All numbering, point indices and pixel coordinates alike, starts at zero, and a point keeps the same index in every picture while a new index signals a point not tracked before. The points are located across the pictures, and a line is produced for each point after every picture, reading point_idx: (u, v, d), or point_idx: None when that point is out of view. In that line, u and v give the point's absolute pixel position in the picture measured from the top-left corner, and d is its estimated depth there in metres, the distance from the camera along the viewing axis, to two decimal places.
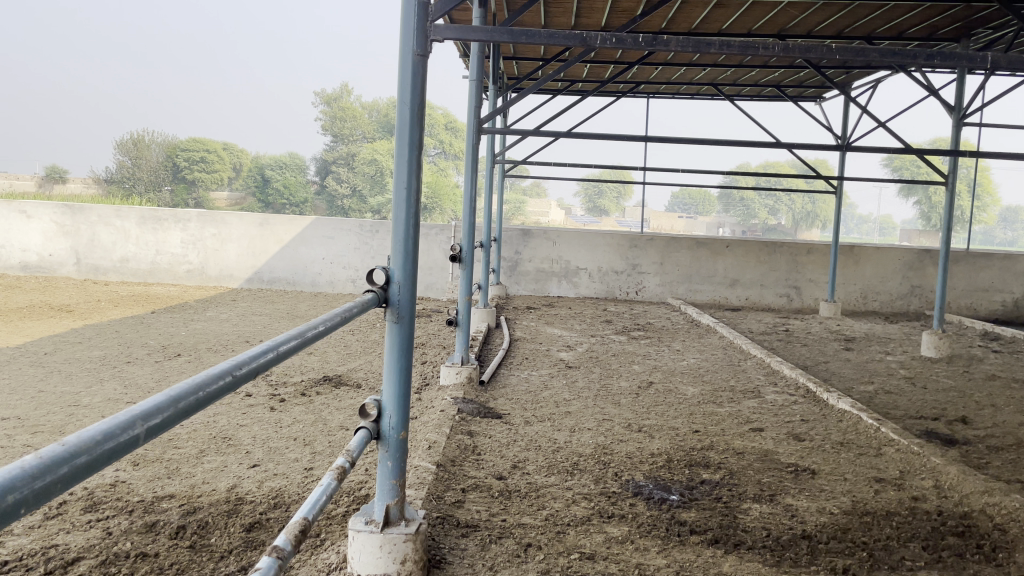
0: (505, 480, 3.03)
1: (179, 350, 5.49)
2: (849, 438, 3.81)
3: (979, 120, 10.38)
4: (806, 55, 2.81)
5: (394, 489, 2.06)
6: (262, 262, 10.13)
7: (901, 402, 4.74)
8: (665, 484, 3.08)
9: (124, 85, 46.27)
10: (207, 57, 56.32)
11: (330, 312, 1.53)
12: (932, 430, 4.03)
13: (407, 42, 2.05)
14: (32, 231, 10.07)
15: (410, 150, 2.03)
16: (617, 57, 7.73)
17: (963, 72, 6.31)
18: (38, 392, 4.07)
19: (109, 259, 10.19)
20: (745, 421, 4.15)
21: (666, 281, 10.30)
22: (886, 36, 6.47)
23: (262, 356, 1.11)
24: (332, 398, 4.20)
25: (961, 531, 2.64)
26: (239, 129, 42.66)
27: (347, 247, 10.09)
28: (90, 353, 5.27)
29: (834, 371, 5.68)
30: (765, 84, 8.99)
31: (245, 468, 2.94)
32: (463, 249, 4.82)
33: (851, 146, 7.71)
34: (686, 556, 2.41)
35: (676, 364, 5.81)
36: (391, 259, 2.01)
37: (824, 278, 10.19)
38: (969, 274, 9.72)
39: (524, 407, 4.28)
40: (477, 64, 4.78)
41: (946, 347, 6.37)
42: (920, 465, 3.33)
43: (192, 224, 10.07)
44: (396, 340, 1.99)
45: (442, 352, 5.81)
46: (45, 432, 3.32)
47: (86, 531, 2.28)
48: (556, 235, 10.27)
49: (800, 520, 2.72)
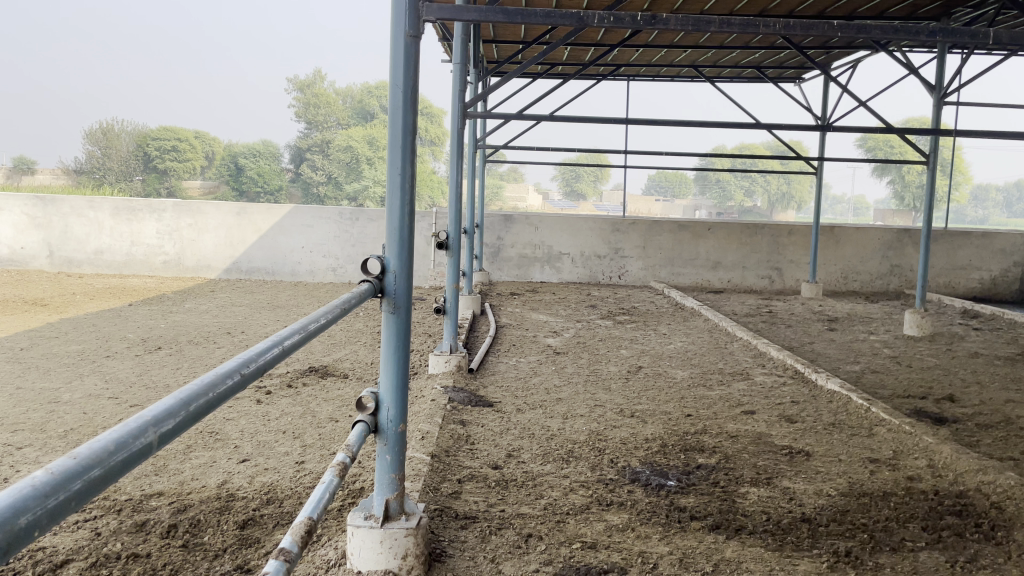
0: (502, 469, 2.99)
1: (160, 343, 5.37)
2: (841, 419, 3.83)
3: (956, 100, 10.47)
4: (808, 32, 2.76)
5: (394, 483, 2.01)
6: (240, 252, 9.94)
7: (888, 380, 4.79)
8: (662, 470, 3.06)
9: (92, 73, 45.08)
10: (177, 44, 55.17)
11: (330, 304, 1.46)
12: (921, 409, 4.06)
13: (400, 23, 1.96)
14: (3, 223, 9.80)
15: (403, 137, 1.96)
16: (599, 39, 7.64)
17: (944, 50, 6.33)
18: (16, 389, 3.95)
19: (83, 250, 9.94)
20: (736, 404, 4.15)
21: (648, 265, 10.30)
22: (868, 15, 6.47)
23: (269, 352, 1.05)
24: (320, 389, 4.12)
25: (959, 510, 2.65)
26: (212, 117, 41.95)
27: (327, 236, 9.96)
28: (67, 347, 5.14)
29: (820, 352, 5.71)
30: (745, 66, 8.96)
31: (234, 463, 2.86)
32: (450, 235, 4.73)
33: (830, 127, 7.67)
34: (688, 543, 2.38)
35: (663, 347, 5.82)
36: (386, 248, 1.93)
37: (805, 259, 10.25)
38: (948, 253, 9.83)
39: (515, 394, 4.25)
40: (461, 48, 4.69)
41: (929, 326, 6.43)
42: (913, 445, 3.35)
43: (168, 214, 9.86)
44: (393, 331, 1.93)
45: (429, 340, 5.75)
46: (26, 430, 3.21)
47: (73, 531, 2.20)
48: (538, 220, 10.20)
49: (799, 503, 2.72)
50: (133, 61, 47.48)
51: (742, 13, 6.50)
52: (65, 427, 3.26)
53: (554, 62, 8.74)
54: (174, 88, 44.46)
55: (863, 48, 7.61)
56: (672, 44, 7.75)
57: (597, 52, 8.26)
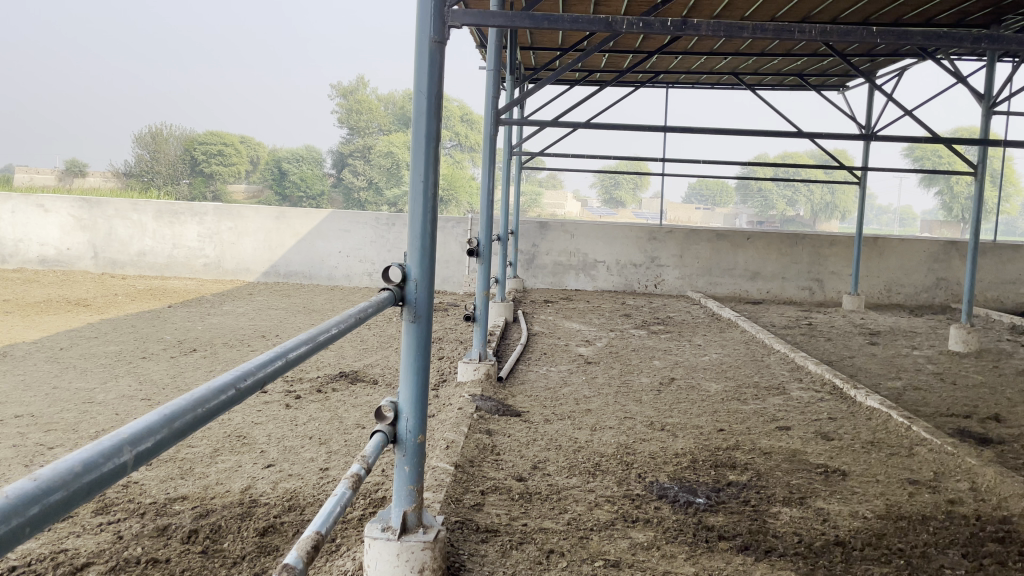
0: (526, 482, 2.94)
1: (195, 345, 5.44)
2: (880, 437, 3.68)
3: (1008, 109, 10.12)
4: (845, 39, 2.63)
5: (412, 495, 1.98)
6: (279, 256, 10.11)
7: (931, 398, 4.58)
8: (691, 487, 2.97)
9: (146, 78, 46.64)
10: (226, 51, 56.65)
11: (343, 314, 1.45)
12: (964, 429, 3.89)
13: (424, 28, 1.95)
14: (51, 224, 10.13)
15: (427, 143, 1.94)
16: (636, 46, 7.57)
17: (996, 57, 6.09)
18: (52, 389, 4.04)
19: (127, 252, 10.20)
20: (770, 419, 4.03)
21: (685, 274, 10.14)
22: (914, 22, 6.27)
23: (270, 364, 1.04)
24: (348, 395, 4.13)
25: (1002, 537, 2.52)
26: (256, 124, 42.98)
27: (363, 241, 10.06)
28: (105, 348, 5.25)
29: (860, 367, 5.53)
30: (786, 73, 8.78)
31: (259, 468, 2.87)
32: (481, 242, 4.67)
33: (875, 136, 7.44)
34: (715, 564, 2.30)
35: (698, 359, 5.69)
36: (408, 256, 1.92)
37: (847, 270, 9.97)
38: (996, 267, 9.48)
39: (544, 404, 4.19)
40: (495, 54, 4.64)
41: (975, 342, 6.18)
42: (955, 466, 3.20)
43: (209, 217, 10.08)
44: (413, 340, 1.90)
45: (459, 347, 5.74)
46: (59, 429, 3.28)
47: (96, 534, 2.23)
48: (574, 228, 10.13)
49: (833, 525, 2.61)
50: (181, 69, 48.94)
51: (783, 19, 6.36)
52: (97, 427, 3.31)
53: (591, 69, 8.68)
54: (220, 95, 45.60)
55: (909, 56, 7.39)
56: (710, 52, 7.64)
57: (634, 60, 8.18)
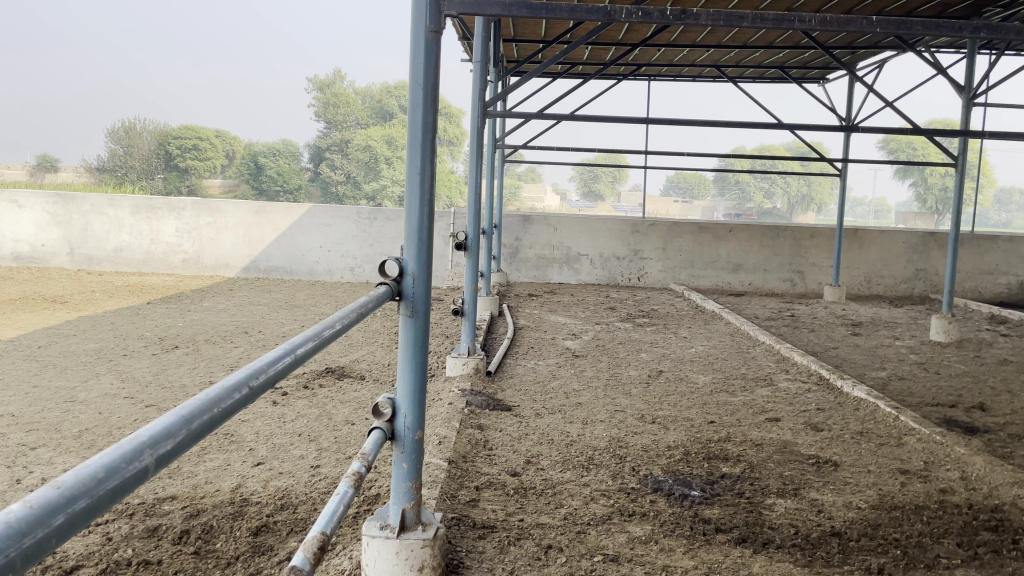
0: (520, 477, 2.92)
1: (177, 342, 5.34)
2: (868, 428, 3.71)
3: (983, 101, 10.26)
4: (844, 28, 2.59)
5: (410, 492, 1.95)
6: (259, 251, 9.97)
7: (916, 388, 4.63)
8: (685, 479, 2.97)
9: (120, 71, 45.71)
10: (201, 44, 55.72)
11: (345, 309, 1.41)
12: (951, 418, 3.93)
13: (420, 17, 1.90)
14: (24, 221, 9.89)
15: (423, 136, 1.89)
16: (620, 39, 7.56)
17: (976, 49, 6.15)
18: (32, 388, 3.93)
19: (103, 249, 10.00)
20: (760, 411, 4.05)
21: (668, 267, 10.17)
22: (897, 13, 6.32)
23: (280, 361, 1.00)
24: (336, 391, 4.08)
25: (994, 526, 2.54)
26: (233, 119, 42.36)
27: (345, 235, 9.95)
28: (84, 346, 5.13)
29: (845, 357, 5.57)
30: (768, 66, 8.83)
31: (248, 467, 2.82)
32: (468, 236, 4.61)
33: (856, 128, 7.47)
34: (714, 557, 2.30)
35: (684, 351, 5.69)
36: (405, 250, 1.87)
37: (828, 262, 10.07)
38: (973, 257, 9.62)
39: (534, 398, 4.17)
40: (481, 45, 4.59)
41: (956, 332, 6.26)
42: (944, 456, 3.23)
43: (187, 212, 9.90)
44: (410, 336, 1.86)
45: (446, 342, 5.69)
46: (40, 429, 3.20)
47: (85, 536, 2.16)
48: (557, 221, 10.11)
49: (828, 516, 2.62)
50: (154, 62, 47.96)
51: (767, 10, 6.38)
52: (80, 426, 3.23)
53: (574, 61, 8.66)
54: (195, 89, 44.82)
55: (889, 48, 7.46)
56: (693, 44, 7.65)
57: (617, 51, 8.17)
